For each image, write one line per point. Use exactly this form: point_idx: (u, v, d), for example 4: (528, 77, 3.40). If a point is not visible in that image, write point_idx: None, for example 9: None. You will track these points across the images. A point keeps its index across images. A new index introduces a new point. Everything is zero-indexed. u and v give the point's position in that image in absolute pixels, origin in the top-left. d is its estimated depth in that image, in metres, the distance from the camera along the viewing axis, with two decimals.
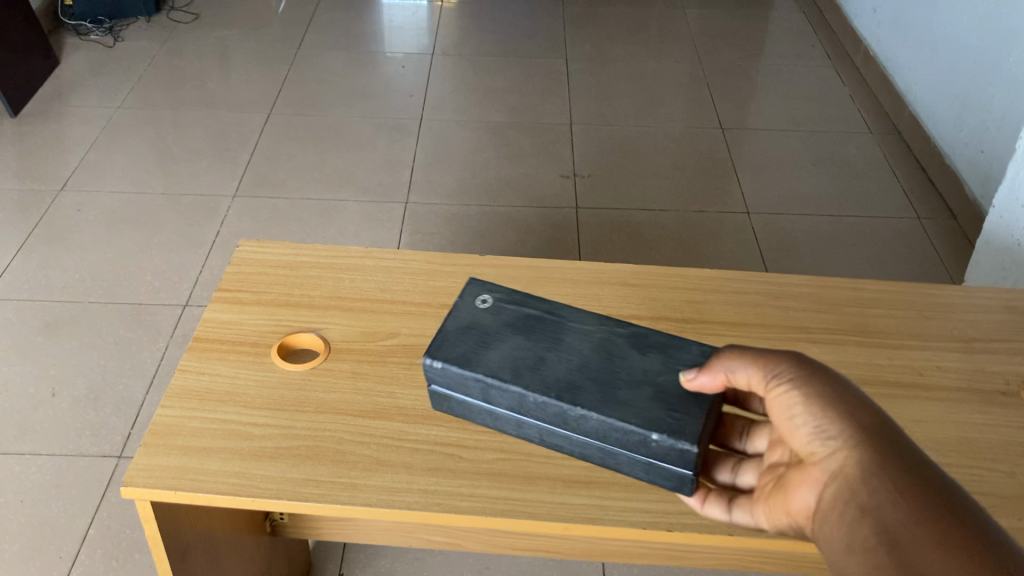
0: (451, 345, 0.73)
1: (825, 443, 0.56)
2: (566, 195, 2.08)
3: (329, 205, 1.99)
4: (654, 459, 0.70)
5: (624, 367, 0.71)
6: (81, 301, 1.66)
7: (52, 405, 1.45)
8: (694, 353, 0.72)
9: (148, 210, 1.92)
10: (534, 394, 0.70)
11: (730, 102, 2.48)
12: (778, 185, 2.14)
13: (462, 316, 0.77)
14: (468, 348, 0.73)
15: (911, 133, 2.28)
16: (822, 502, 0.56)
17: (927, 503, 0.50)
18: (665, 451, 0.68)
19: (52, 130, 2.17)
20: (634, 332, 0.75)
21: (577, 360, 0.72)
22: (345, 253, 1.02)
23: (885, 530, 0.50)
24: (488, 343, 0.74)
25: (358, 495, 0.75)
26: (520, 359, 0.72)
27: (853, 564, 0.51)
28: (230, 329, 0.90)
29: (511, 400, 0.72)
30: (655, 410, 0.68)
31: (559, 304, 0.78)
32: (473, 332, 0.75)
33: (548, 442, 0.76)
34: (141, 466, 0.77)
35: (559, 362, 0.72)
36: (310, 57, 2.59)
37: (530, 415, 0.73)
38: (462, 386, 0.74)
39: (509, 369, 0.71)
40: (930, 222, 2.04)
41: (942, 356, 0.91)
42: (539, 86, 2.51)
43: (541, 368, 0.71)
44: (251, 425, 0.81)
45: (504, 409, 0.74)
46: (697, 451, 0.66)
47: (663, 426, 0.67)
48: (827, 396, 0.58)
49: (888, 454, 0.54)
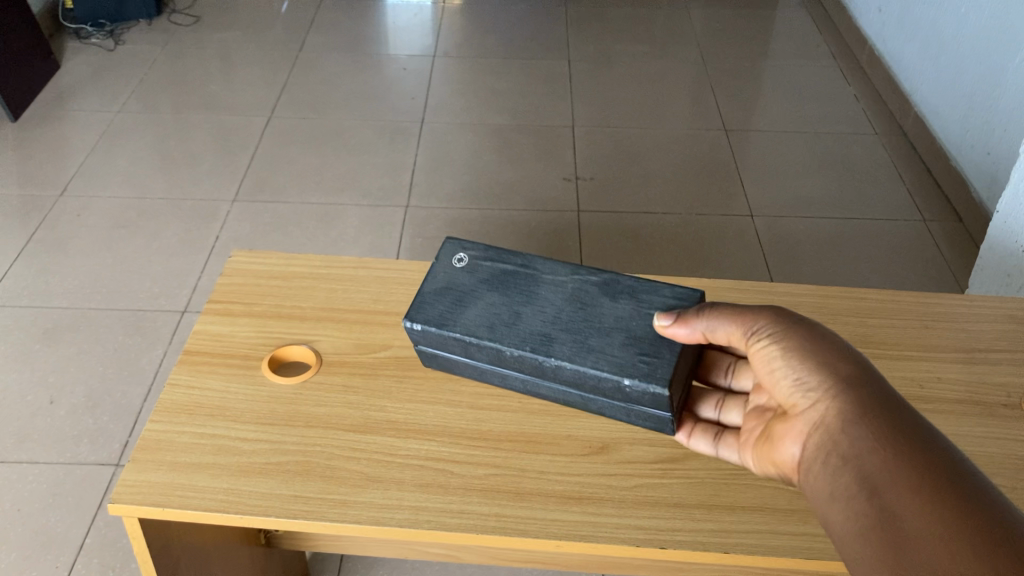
0: (431, 307, 0.80)
1: (805, 395, 0.62)
2: (567, 198, 2.07)
3: (329, 210, 2.01)
4: (630, 403, 0.76)
5: (596, 316, 0.77)
6: (82, 308, 1.73)
7: (50, 413, 1.52)
8: (663, 298, 0.78)
9: (148, 215, 1.98)
10: (511, 349, 0.76)
11: (734, 102, 2.46)
12: (782, 187, 2.12)
13: (439, 276, 0.83)
14: (446, 309, 0.80)
15: (917, 134, 2.25)
16: (807, 453, 0.60)
17: (901, 445, 0.54)
18: (638, 395, 0.73)
19: (54, 136, 2.23)
20: (605, 281, 0.81)
21: (551, 313, 0.78)
22: (338, 263, 1.01)
23: (863, 475, 0.54)
24: (467, 303, 0.80)
25: (347, 512, 0.74)
26: (494, 316, 0.78)
27: (835, 504, 0.55)
28: (221, 342, 0.89)
29: (491, 355, 0.79)
30: (626, 356, 0.73)
31: (532, 258, 0.84)
32: (451, 293, 0.81)
33: (532, 391, 0.82)
34: (128, 482, 0.76)
35: (533, 316, 0.78)
36: (309, 62, 2.62)
37: (510, 368, 0.79)
38: (445, 345, 0.81)
39: (486, 327, 0.78)
40: (936, 225, 2.01)
41: (943, 367, 0.89)
42: (540, 87, 2.51)
43: (516, 324, 0.78)
44: (241, 440, 0.80)
45: (487, 364, 0.81)
46: (667, 394, 0.72)
47: (634, 371, 0.72)
48: (804, 353, 0.63)
49: (866, 403, 0.58)
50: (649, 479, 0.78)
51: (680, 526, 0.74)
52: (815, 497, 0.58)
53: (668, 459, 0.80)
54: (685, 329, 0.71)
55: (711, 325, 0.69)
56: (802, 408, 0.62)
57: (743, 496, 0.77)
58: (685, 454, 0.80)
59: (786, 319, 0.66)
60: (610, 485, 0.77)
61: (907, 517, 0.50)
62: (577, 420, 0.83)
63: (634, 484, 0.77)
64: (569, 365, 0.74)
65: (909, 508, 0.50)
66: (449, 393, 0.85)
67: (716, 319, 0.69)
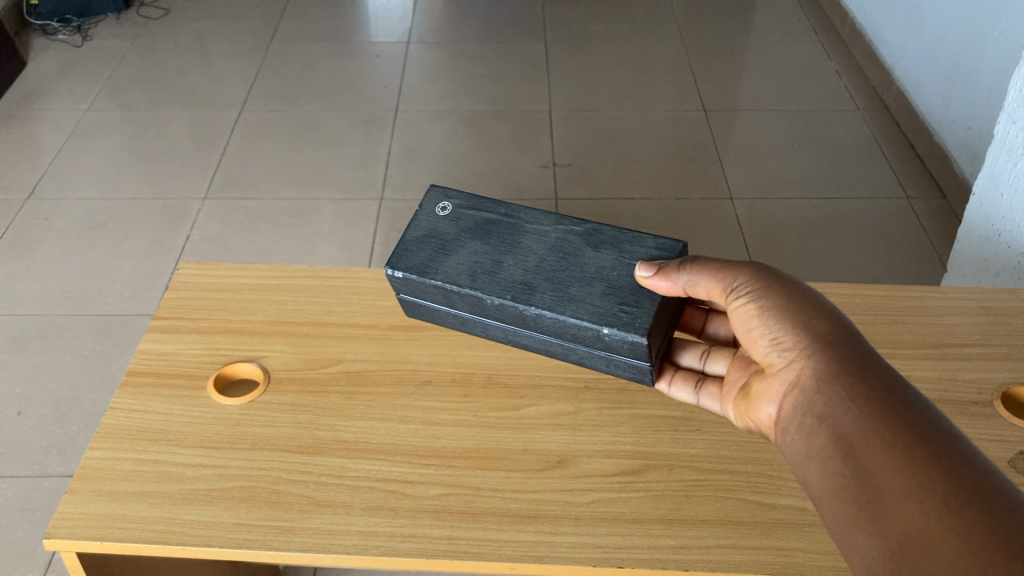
0: (411, 255, 0.79)
1: (783, 356, 0.63)
2: (544, 186, 2.03)
3: (301, 205, 1.97)
4: (611, 353, 0.74)
5: (578, 267, 0.76)
6: (50, 315, 1.70)
7: (18, 424, 1.50)
8: (646, 247, 0.76)
9: (116, 215, 1.95)
10: (492, 298, 0.75)
11: (714, 81, 2.43)
12: (764, 168, 2.09)
13: (422, 225, 0.82)
14: (429, 259, 0.79)
15: (900, 108, 2.22)
16: (785, 412, 0.62)
17: (873, 404, 0.55)
18: (617, 344, 0.72)
19: (22, 138, 2.19)
20: (589, 231, 0.79)
21: (533, 262, 0.77)
22: (291, 272, 0.98)
23: (838, 436, 0.55)
24: (452, 254, 0.79)
25: (293, 540, 0.70)
26: (476, 265, 0.77)
27: (816, 469, 0.56)
28: (166, 362, 0.86)
29: (471, 304, 0.78)
30: (607, 306, 0.72)
31: (516, 208, 0.82)
32: (433, 241, 0.80)
33: (514, 341, 0.81)
34: (65, 515, 0.73)
35: (515, 266, 0.77)
36: (281, 52, 2.58)
37: (491, 318, 0.78)
38: (426, 294, 0.80)
39: (468, 275, 0.77)
40: (920, 203, 1.97)
41: (914, 365, 0.87)
42: (516, 71, 2.47)
43: (498, 273, 0.76)
44: (184, 466, 0.77)
45: (468, 314, 0.80)
46: (646, 343, 0.70)
47: (613, 321, 0.71)
48: (779, 313, 0.64)
49: (840, 363, 0.59)
50: (607, 493, 0.75)
51: (639, 542, 0.71)
52: (795, 458, 0.60)
53: (628, 472, 0.77)
54: (666, 282, 0.70)
55: (692, 279, 0.69)
56: (780, 368, 0.63)
57: (705, 510, 0.74)
58: (646, 466, 0.77)
59: (762, 276, 0.66)
60: (566, 501, 0.74)
61: (881, 478, 0.51)
62: (536, 433, 0.80)
63: (593, 499, 0.74)
64: (549, 315, 0.73)
65: (882, 469, 0.52)
66: (401, 409, 0.82)
67: (698, 274, 0.68)
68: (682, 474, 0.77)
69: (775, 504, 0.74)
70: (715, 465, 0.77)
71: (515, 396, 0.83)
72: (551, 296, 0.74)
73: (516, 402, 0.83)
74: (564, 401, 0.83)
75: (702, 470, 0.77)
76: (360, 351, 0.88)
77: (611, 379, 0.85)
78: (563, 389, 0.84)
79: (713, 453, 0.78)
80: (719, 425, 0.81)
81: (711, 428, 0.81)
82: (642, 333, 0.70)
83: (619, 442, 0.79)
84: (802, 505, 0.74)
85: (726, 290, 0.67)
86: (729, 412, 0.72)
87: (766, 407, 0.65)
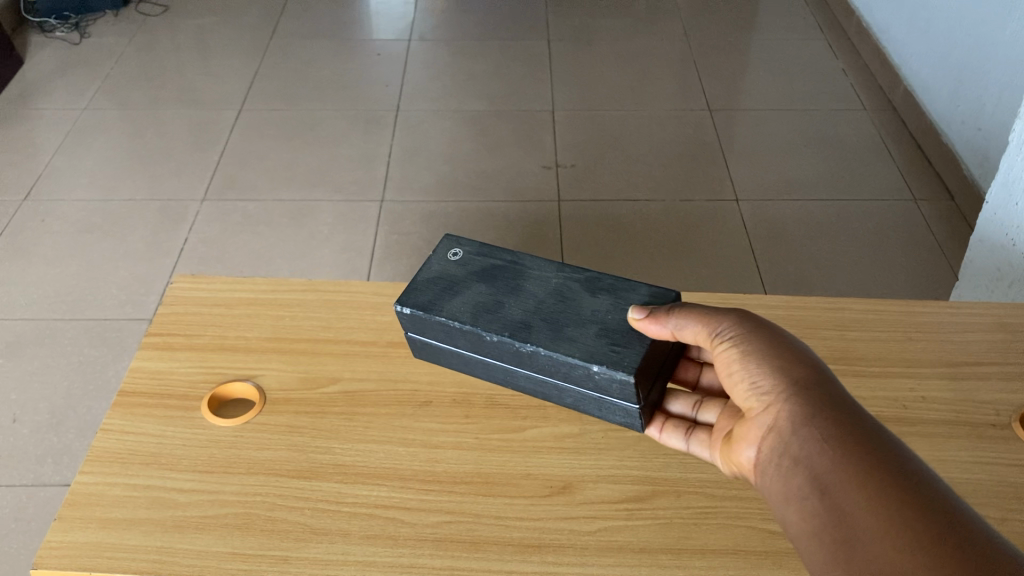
0: (417, 293, 0.77)
1: (760, 399, 0.62)
2: (547, 187, 2.00)
3: (300, 206, 1.95)
4: (603, 393, 0.72)
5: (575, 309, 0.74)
6: (45, 319, 1.68)
7: (13, 432, 1.47)
8: (642, 295, 0.74)
9: (112, 217, 1.92)
10: (490, 335, 0.73)
11: (719, 79, 2.40)
12: (769, 169, 2.06)
13: (432, 267, 0.80)
14: (434, 296, 0.76)
15: (907, 108, 2.19)
16: (761, 456, 0.61)
17: (852, 449, 0.56)
18: (607, 383, 0.70)
19: (20, 138, 2.17)
20: (589, 278, 0.77)
21: (532, 303, 0.75)
22: (288, 286, 0.95)
23: (814, 478, 0.55)
24: (456, 292, 0.77)
25: (289, 570, 0.68)
26: (479, 304, 0.75)
27: (791, 511, 0.56)
28: (159, 381, 0.84)
29: (472, 342, 0.75)
30: (598, 345, 0.70)
31: (523, 255, 0.80)
32: (440, 281, 0.78)
33: (515, 382, 0.78)
34: (54, 544, 0.70)
35: (515, 305, 0.75)
36: (282, 49, 2.55)
37: (491, 356, 0.76)
38: (430, 332, 0.78)
39: (469, 313, 0.74)
40: (928, 205, 1.94)
41: (928, 385, 0.84)
42: (520, 69, 2.44)
43: (498, 311, 0.74)
44: (177, 491, 0.74)
45: (468, 352, 0.77)
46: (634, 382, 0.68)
47: (603, 358, 0.69)
48: (760, 357, 0.63)
49: (817, 407, 0.59)
50: (613, 521, 0.72)
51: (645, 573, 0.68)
52: (769, 501, 0.59)
53: (635, 498, 0.74)
54: (657, 325, 0.68)
55: (681, 324, 0.67)
56: (757, 411, 0.63)
57: (713, 539, 0.71)
58: (653, 492, 0.75)
59: (747, 322, 0.66)
60: (571, 528, 0.71)
61: (857, 518, 0.52)
62: (539, 457, 0.77)
63: (598, 528, 0.72)
64: (544, 352, 0.71)
65: (859, 510, 0.52)
66: (400, 431, 0.79)
67: (685, 320, 0.67)
68: (690, 501, 0.74)
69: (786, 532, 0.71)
70: (724, 490, 0.75)
71: (517, 417, 0.81)
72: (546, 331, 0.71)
73: (518, 424, 0.80)
74: (568, 423, 0.80)
75: (711, 497, 0.74)
76: (358, 369, 0.85)
77: None
78: (566, 411, 0.82)
79: (722, 477, 0.76)
80: None
81: None
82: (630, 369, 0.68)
83: (625, 467, 0.77)
84: None
85: (711, 334, 0.66)
86: (717, 459, 0.69)
87: (740, 452, 0.64)
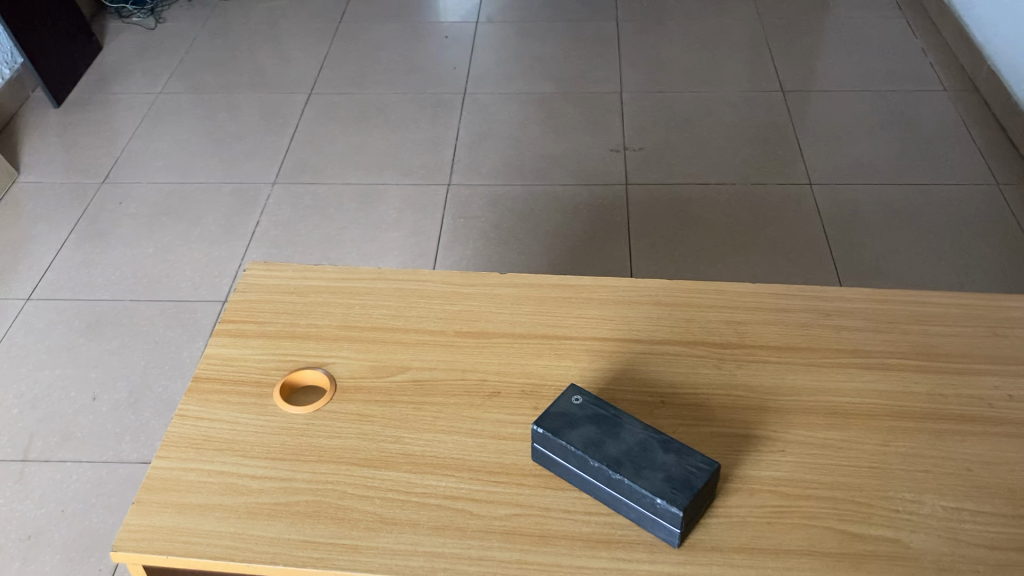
0: (550, 412, 0.74)
1: None
2: (615, 170, 1.98)
3: (369, 189, 1.96)
4: (655, 523, 0.68)
5: (657, 466, 0.69)
6: (123, 300, 1.72)
7: (93, 409, 1.51)
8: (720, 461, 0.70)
9: (187, 201, 1.96)
10: (591, 461, 0.70)
11: (794, 59, 2.34)
12: (845, 152, 2.00)
13: (563, 392, 0.77)
14: (559, 418, 0.73)
15: (991, 88, 2.12)
16: None
17: None
18: (667, 519, 0.67)
19: (97, 121, 2.22)
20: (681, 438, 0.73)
21: (634, 440, 0.71)
22: (357, 273, 0.96)
23: None
24: (580, 430, 0.72)
25: (359, 560, 0.68)
26: (594, 432, 0.72)
27: None
28: (233, 367, 0.85)
29: (573, 470, 0.72)
30: (671, 485, 0.67)
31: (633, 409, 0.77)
32: (568, 407, 0.75)
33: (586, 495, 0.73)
34: (132, 527, 0.72)
35: (618, 441, 0.71)
36: (353, 31, 2.57)
37: (579, 480, 0.72)
38: (544, 457, 0.74)
39: (584, 440, 0.71)
40: (1012, 188, 1.88)
41: (1017, 384, 0.81)
42: (590, 49, 2.42)
43: (604, 441, 0.71)
44: (250, 478, 0.75)
45: (561, 469, 0.73)
46: (684, 510, 0.66)
47: (671, 496, 0.66)
48: None
49: None
50: None
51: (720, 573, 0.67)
52: None
53: None
54: None
55: None
56: None
57: (788, 538, 0.69)
58: (726, 489, 0.73)
59: None
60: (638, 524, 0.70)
61: None
62: None
63: None
64: (626, 483, 0.68)
65: None
66: (468, 422, 0.79)
67: None
68: (763, 499, 0.72)
69: (863, 534, 0.69)
70: (798, 490, 0.72)
71: None
72: (624, 495, 0.69)
73: None
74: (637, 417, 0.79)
75: (785, 495, 0.72)
76: (427, 358, 0.85)
77: (688, 393, 0.81)
78: (636, 404, 0.80)
79: (797, 476, 0.74)
80: (805, 447, 0.76)
81: (796, 449, 0.76)
82: (680, 527, 0.67)
83: None
84: (894, 535, 0.69)
85: None
86: None
87: None
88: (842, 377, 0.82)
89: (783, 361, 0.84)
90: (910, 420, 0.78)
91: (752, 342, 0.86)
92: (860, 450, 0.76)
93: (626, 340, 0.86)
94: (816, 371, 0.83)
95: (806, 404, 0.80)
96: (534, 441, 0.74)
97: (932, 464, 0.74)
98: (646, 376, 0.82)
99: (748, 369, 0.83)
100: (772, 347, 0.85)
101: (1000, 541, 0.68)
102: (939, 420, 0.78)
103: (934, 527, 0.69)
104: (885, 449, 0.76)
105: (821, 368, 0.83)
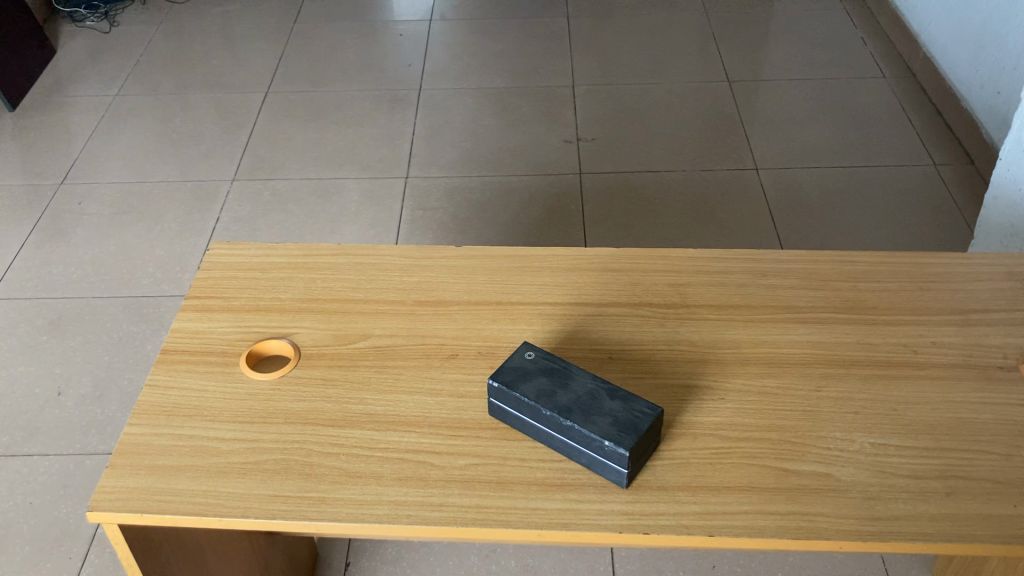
0: (506, 369, 0.79)
1: None
2: (569, 160, 2.03)
3: (327, 184, 1.99)
4: (604, 466, 0.73)
5: (605, 414, 0.74)
6: (86, 297, 1.74)
7: (59, 404, 1.52)
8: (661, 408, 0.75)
9: (147, 199, 1.98)
10: (544, 410, 0.75)
11: (739, 50, 2.41)
12: (790, 138, 2.07)
13: (517, 353, 0.82)
14: (514, 375, 0.78)
15: (926, 73, 2.20)
16: None
17: None
18: (614, 461, 0.72)
19: (54, 123, 2.23)
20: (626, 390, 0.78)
21: (584, 392, 0.76)
22: (317, 251, 1.00)
23: None
24: (533, 383, 0.77)
25: (326, 510, 0.72)
26: (546, 386, 0.77)
27: None
28: (199, 339, 0.89)
29: (528, 420, 0.77)
30: (618, 429, 0.72)
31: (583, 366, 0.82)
32: (522, 364, 0.80)
33: (540, 446, 0.77)
34: (105, 489, 0.75)
35: (568, 393, 0.76)
36: (308, 31, 2.60)
37: (533, 430, 0.77)
38: (499, 411, 0.79)
39: (538, 393, 0.76)
40: (948, 168, 1.96)
41: (939, 332, 0.87)
42: (542, 45, 2.47)
43: (556, 394, 0.76)
44: (219, 440, 0.79)
45: (517, 421, 0.78)
46: (630, 450, 0.71)
47: (618, 438, 0.71)
48: None
49: None
50: None
51: (666, 509, 0.71)
52: None
53: None
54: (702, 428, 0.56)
55: None
56: None
57: (729, 476, 0.74)
58: (670, 434, 0.78)
59: None
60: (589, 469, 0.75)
61: None
62: None
63: None
64: (576, 428, 0.73)
65: None
66: (428, 382, 0.83)
67: None
68: (705, 442, 0.77)
69: (798, 470, 0.74)
70: (738, 432, 0.78)
71: None
72: (576, 441, 0.74)
73: None
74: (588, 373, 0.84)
75: (725, 438, 0.77)
76: (388, 326, 0.90)
77: (635, 349, 0.86)
78: (586, 360, 0.84)
79: (737, 420, 0.79)
80: (744, 395, 0.81)
81: (735, 397, 0.81)
82: (627, 468, 0.72)
83: None
84: (826, 470, 0.74)
85: None
86: None
87: None
88: (779, 330, 0.88)
89: (724, 318, 0.89)
90: (840, 367, 0.84)
91: (694, 302, 0.91)
92: (795, 396, 0.81)
93: (576, 304, 0.91)
94: (754, 327, 0.88)
95: (746, 356, 0.85)
96: (490, 394, 0.79)
97: (861, 406, 0.80)
98: (595, 336, 0.87)
99: (690, 326, 0.88)
100: (713, 306, 0.91)
101: (922, 471, 0.74)
102: (867, 366, 0.84)
103: (862, 462, 0.75)
104: (818, 394, 0.81)
105: (759, 323, 0.88)
